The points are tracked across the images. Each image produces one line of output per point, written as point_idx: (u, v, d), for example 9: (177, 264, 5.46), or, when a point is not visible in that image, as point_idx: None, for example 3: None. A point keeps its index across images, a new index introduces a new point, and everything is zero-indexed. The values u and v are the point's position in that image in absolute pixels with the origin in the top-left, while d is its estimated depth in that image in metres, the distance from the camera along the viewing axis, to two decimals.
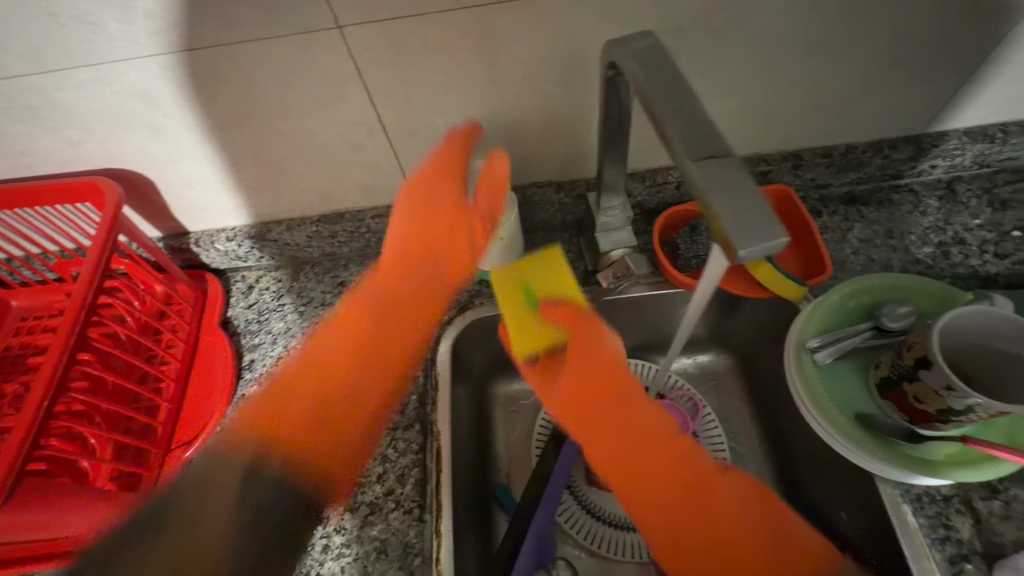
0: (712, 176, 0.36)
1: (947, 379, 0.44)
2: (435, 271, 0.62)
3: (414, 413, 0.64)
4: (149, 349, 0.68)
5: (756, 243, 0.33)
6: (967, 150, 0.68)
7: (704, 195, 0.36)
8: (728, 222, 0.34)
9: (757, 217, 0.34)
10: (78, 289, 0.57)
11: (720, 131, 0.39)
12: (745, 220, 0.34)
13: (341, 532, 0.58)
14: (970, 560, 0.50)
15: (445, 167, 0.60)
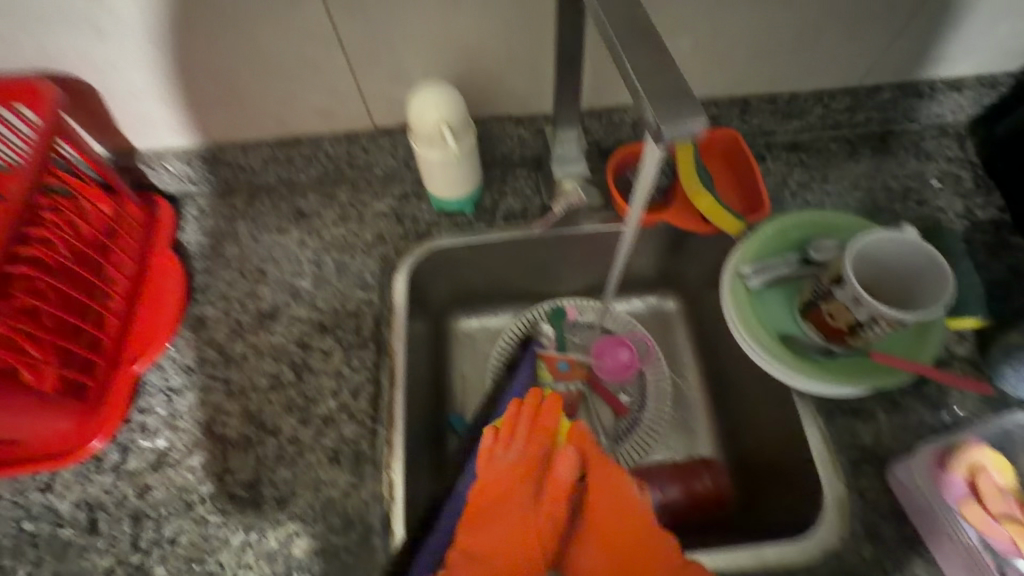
0: (649, 80, 0.40)
1: (855, 292, 0.49)
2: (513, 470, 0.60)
3: (369, 332, 0.65)
4: (97, 267, 0.67)
5: (676, 124, 0.38)
6: (899, 103, 0.73)
7: (634, 87, 0.40)
8: (652, 108, 0.39)
9: (681, 104, 0.39)
10: (13, 194, 0.56)
11: (656, 42, 0.42)
12: (667, 108, 0.38)
13: (293, 443, 0.59)
14: (867, 461, 0.56)
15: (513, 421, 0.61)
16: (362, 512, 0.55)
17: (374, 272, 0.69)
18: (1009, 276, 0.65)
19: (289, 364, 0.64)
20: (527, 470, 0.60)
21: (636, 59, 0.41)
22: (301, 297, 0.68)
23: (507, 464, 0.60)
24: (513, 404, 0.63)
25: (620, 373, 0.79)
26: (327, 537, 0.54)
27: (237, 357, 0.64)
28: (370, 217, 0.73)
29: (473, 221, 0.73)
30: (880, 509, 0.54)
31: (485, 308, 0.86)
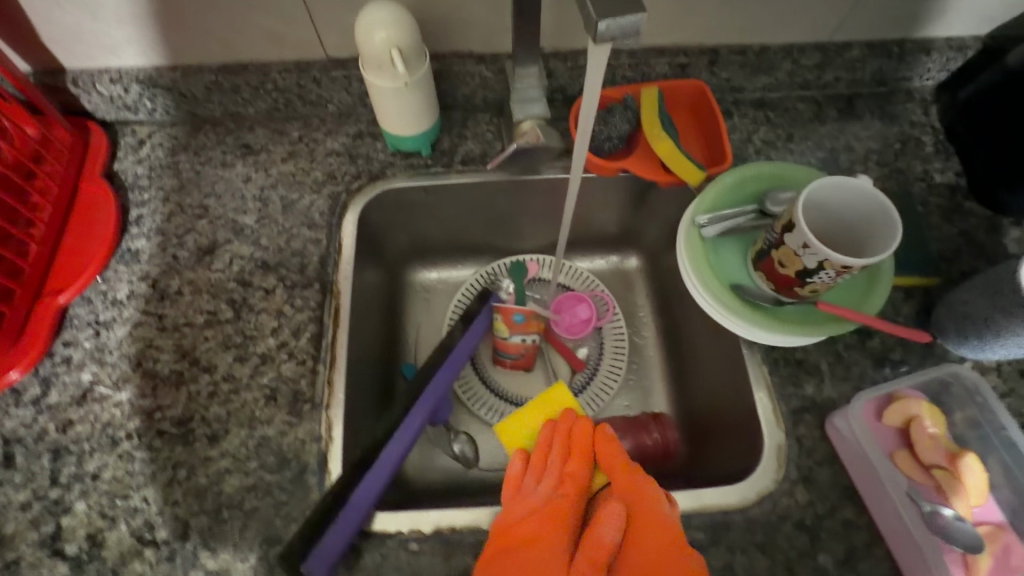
0: None
1: (805, 237, 0.48)
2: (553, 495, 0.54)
3: (314, 272, 0.62)
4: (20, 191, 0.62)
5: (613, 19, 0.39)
6: (868, 63, 0.71)
7: None
8: (592, 6, 0.39)
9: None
10: None
11: None
12: (605, 6, 0.39)
13: (229, 381, 0.56)
14: (807, 411, 0.57)
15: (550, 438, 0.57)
16: (298, 451, 0.53)
17: (322, 211, 0.66)
18: (959, 239, 0.66)
19: (227, 301, 0.60)
20: (556, 512, 0.52)
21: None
22: (244, 234, 0.64)
23: (542, 489, 0.54)
24: (547, 426, 0.58)
25: (578, 329, 0.78)
26: (260, 474, 0.52)
27: (172, 292, 0.61)
28: (321, 155, 0.69)
29: (430, 163, 0.70)
30: (817, 456, 0.55)
31: (444, 260, 0.83)
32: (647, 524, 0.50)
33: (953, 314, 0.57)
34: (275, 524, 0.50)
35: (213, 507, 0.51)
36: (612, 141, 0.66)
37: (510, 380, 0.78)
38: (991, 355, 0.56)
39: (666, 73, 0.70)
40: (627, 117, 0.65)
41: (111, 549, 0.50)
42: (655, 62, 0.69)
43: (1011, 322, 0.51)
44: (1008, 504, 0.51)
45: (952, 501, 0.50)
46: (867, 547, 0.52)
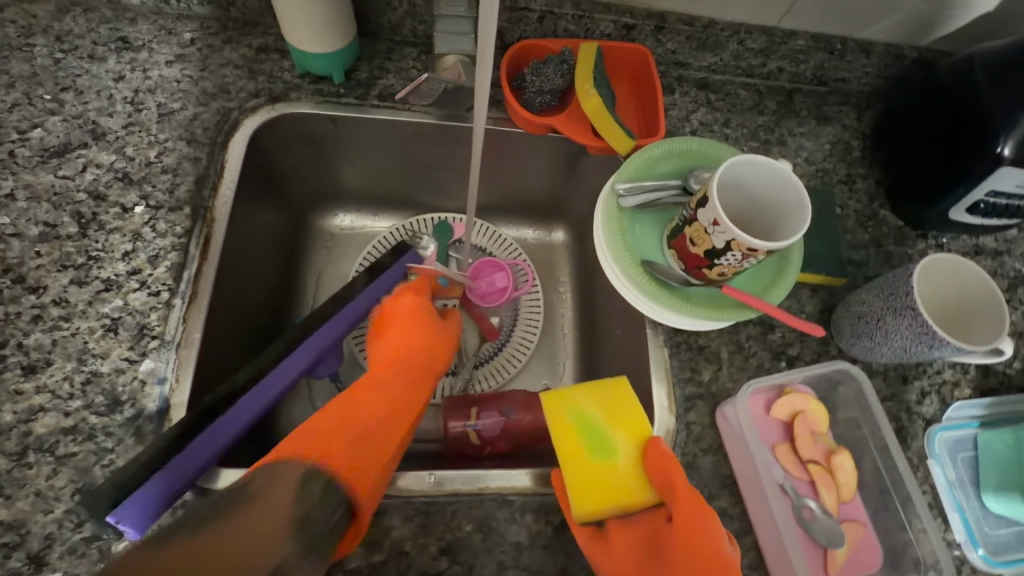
0: None
1: (715, 212, 0.46)
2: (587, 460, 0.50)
3: (186, 195, 0.54)
4: None
5: None
6: (811, 57, 0.70)
7: None
8: None
9: None
10: None
11: None
12: None
13: (60, 305, 0.48)
14: (701, 399, 0.56)
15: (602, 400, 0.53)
16: (135, 393, 0.46)
17: (207, 127, 0.57)
18: (870, 246, 0.66)
19: (72, 215, 0.51)
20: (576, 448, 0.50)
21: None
22: (106, 140, 0.55)
23: (569, 430, 0.51)
24: (593, 389, 0.53)
25: (493, 298, 0.74)
26: (84, 415, 0.45)
27: (1, 196, 0.51)
28: (215, 65, 0.60)
29: (342, 92, 0.62)
30: (702, 444, 0.54)
31: (358, 207, 0.76)
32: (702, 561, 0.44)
33: (852, 314, 0.57)
34: (92, 472, 0.43)
35: (17, 449, 0.43)
36: (544, 96, 0.61)
37: None
38: (880, 358, 0.57)
39: (611, 33, 0.66)
40: (563, 70, 0.60)
41: None
42: (600, 18, 0.64)
43: (901, 325, 0.51)
44: (871, 503, 0.52)
45: (821, 496, 0.51)
46: (737, 538, 0.51)
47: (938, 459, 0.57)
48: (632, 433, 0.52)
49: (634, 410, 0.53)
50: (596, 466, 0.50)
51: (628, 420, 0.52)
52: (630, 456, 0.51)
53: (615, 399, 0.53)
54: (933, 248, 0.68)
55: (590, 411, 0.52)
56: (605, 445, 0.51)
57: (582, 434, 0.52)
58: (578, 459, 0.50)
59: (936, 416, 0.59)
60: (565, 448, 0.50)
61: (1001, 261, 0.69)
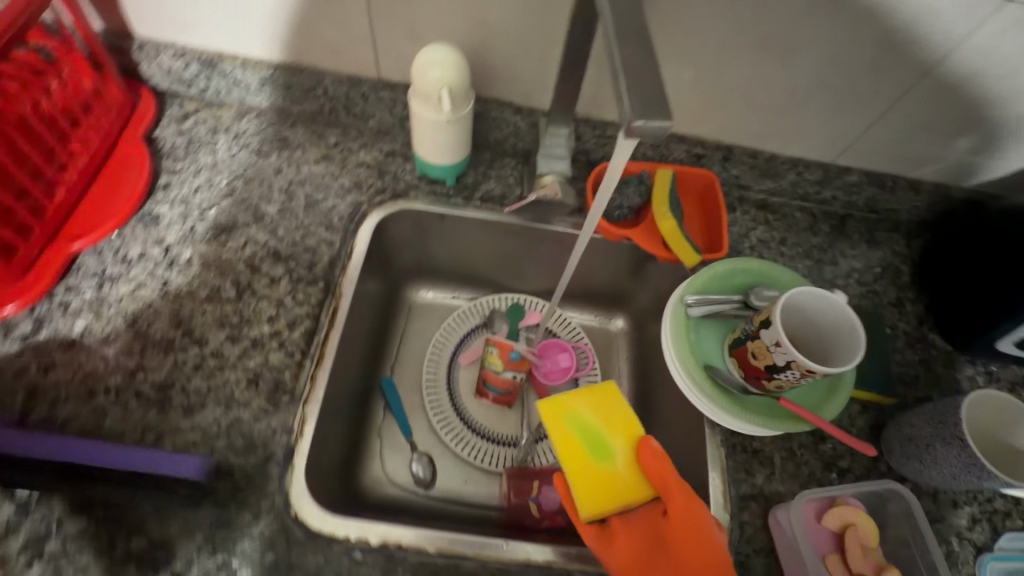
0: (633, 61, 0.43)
1: (778, 335, 0.53)
2: (587, 462, 0.58)
3: (321, 271, 0.65)
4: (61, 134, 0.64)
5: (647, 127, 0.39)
6: (863, 190, 0.78)
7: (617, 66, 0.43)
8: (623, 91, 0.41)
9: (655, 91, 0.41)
10: None
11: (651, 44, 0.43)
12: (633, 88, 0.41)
13: (217, 357, 0.58)
14: (755, 500, 0.60)
15: (599, 406, 0.61)
16: (267, 439, 0.55)
17: (342, 216, 0.69)
18: (919, 367, 0.71)
19: (233, 281, 0.62)
20: (577, 455, 0.58)
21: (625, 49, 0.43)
22: (262, 221, 0.67)
23: (570, 436, 0.59)
24: (588, 397, 0.61)
25: (556, 376, 0.79)
26: (226, 454, 0.53)
27: (181, 262, 0.63)
28: (352, 164, 0.73)
29: (451, 194, 0.74)
30: (756, 544, 0.58)
31: (443, 284, 0.86)
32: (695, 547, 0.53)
33: (901, 435, 0.61)
34: (228, 505, 0.51)
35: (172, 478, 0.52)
36: (623, 210, 0.71)
37: (486, 417, 0.80)
38: (930, 481, 0.60)
39: (683, 159, 0.76)
40: (639, 191, 0.70)
41: (63, 500, 0.50)
42: (674, 147, 0.75)
43: (950, 453, 0.55)
44: None
45: None
46: None
47: None
48: (628, 435, 0.59)
49: (625, 414, 0.61)
50: (598, 470, 0.58)
51: (624, 423, 0.60)
52: (628, 457, 0.59)
53: (609, 405, 0.61)
54: (983, 375, 0.71)
55: (588, 417, 0.60)
56: (604, 448, 0.59)
57: (585, 441, 0.59)
58: (582, 467, 0.57)
59: (986, 544, 0.60)
60: (568, 457, 0.58)
61: None
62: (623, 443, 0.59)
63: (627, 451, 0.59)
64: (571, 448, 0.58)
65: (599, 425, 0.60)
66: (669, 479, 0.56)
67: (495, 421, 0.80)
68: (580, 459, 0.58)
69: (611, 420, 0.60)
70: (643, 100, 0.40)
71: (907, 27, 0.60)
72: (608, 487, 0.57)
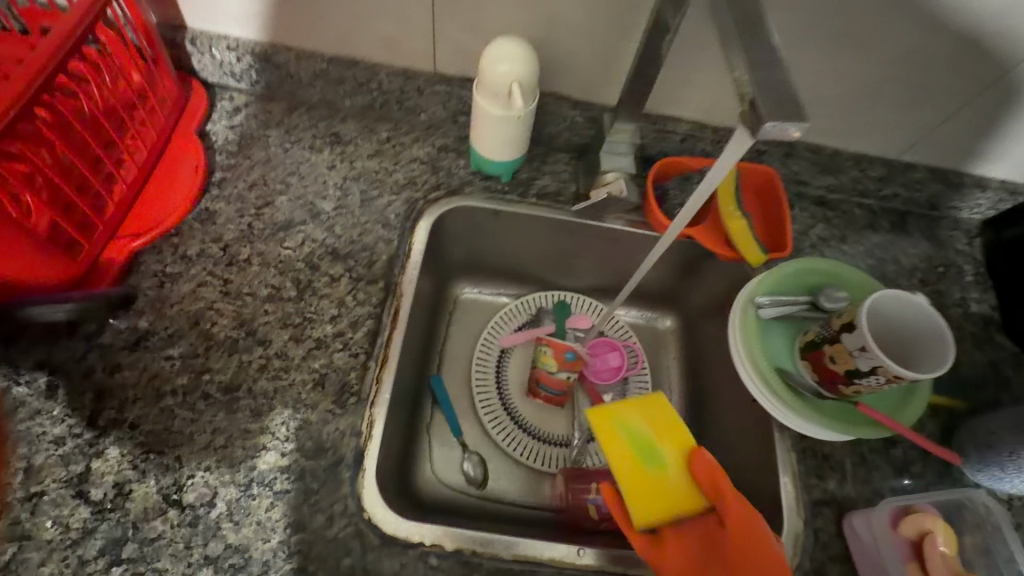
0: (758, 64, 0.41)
1: (864, 339, 0.51)
2: (638, 471, 0.57)
3: (381, 270, 0.64)
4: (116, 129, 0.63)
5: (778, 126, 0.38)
6: (926, 187, 0.76)
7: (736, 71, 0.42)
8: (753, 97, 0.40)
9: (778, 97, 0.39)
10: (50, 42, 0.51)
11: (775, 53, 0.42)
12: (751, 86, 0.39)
13: (281, 357, 0.57)
14: (827, 505, 0.59)
15: (648, 413, 0.59)
16: (337, 442, 0.54)
17: (398, 213, 0.68)
18: (987, 369, 0.69)
19: (293, 280, 0.61)
20: (628, 464, 0.57)
21: (751, 48, 0.43)
22: (319, 218, 0.66)
23: (620, 443, 0.57)
24: (638, 405, 0.59)
25: (607, 375, 0.78)
26: (297, 457, 0.53)
27: (241, 260, 0.62)
28: (405, 160, 0.72)
29: (507, 190, 0.72)
30: (830, 551, 0.57)
31: (490, 281, 0.85)
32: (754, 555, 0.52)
33: (978, 440, 0.59)
34: (301, 509, 0.51)
35: (244, 481, 0.51)
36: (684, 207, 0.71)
37: (536, 417, 0.79)
38: (1008, 488, 0.58)
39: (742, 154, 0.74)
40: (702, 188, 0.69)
41: (136, 502, 0.49)
42: None
43: None
44: None
45: None
46: None
47: None
48: (677, 442, 0.58)
49: (676, 421, 0.59)
50: (649, 479, 0.56)
51: (672, 430, 0.59)
52: (678, 464, 0.57)
53: (656, 411, 0.59)
54: None
55: (638, 425, 0.58)
56: (655, 457, 0.57)
57: (634, 447, 0.57)
58: (633, 476, 0.56)
59: None
60: (619, 466, 0.56)
61: None
62: (674, 450, 0.58)
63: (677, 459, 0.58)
64: (621, 457, 0.57)
65: (649, 433, 0.58)
66: (723, 489, 0.55)
67: (546, 420, 0.79)
68: (631, 468, 0.57)
69: (662, 427, 0.58)
70: (775, 106, 0.38)
71: (997, 26, 0.58)
72: (659, 496, 0.56)
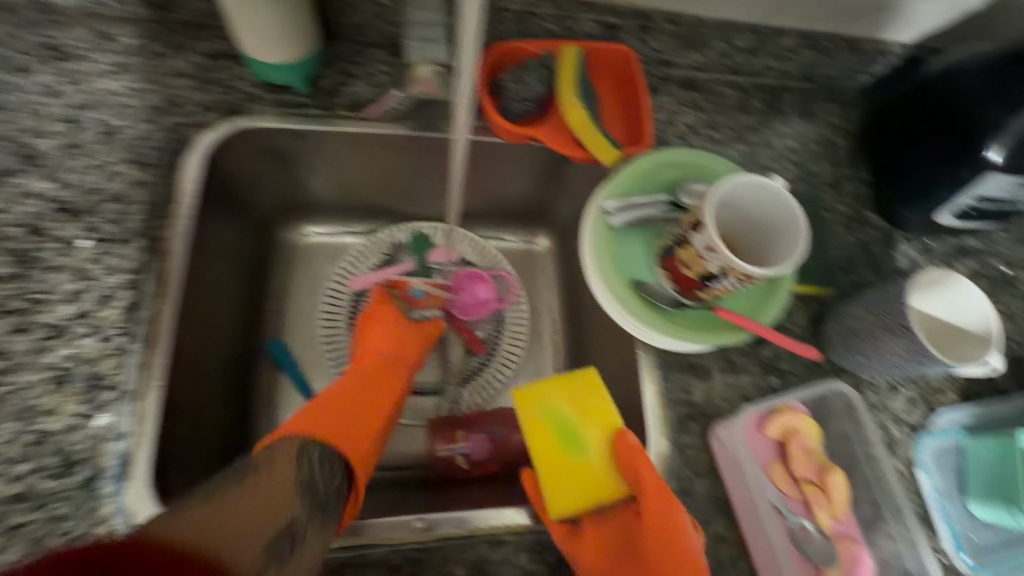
0: None
1: (710, 238, 0.44)
2: (562, 457, 0.51)
3: (138, 225, 0.49)
4: None
5: None
6: (798, 55, 0.68)
7: None
8: None
9: None
10: None
11: None
12: None
13: (2, 356, 0.43)
14: (695, 420, 0.55)
15: (576, 393, 0.54)
16: (92, 451, 0.43)
17: (157, 146, 0.52)
18: (857, 250, 0.66)
19: (8, 253, 0.46)
20: (549, 448, 0.51)
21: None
22: (40, 164, 0.49)
23: (544, 424, 0.53)
24: (564, 385, 0.54)
25: (471, 310, 0.69)
26: (35, 480, 0.41)
27: None
28: (162, 75, 0.55)
29: (306, 103, 0.57)
30: (697, 467, 0.53)
31: (327, 218, 0.70)
32: (670, 553, 0.45)
33: (842, 328, 0.56)
34: (46, 542, 0.40)
35: None
36: (526, 104, 0.59)
37: None
38: (870, 371, 0.56)
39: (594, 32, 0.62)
40: (542, 78, 0.59)
41: None
42: (581, 17, 0.60)
43: (893, 343, 0.51)
44: (864, 516, 0.52)
45: (816, 516, 0.50)
46: (733, 561, 0.51)
47: (926, 467, 0.57)
48: (604, 427, 0.53)
49: (601, 402, 0.54)
50: (569, 463, 0.51)
51: (598, 413, 0.53)
52: (602, 450, 0.52)
53: (583, 393, 0.54)
54: (919, 251, 0.68)
55: (559, 406, 0.54)
56: (576, 439, 0.52)
57: (555, 432, 0.52)
58: (551, 459, 0.51)
59: (922, 424, 0.59)
60: (539, 449, 0.51)
61: (982, 261, 0.69)
62: (598, 433, 0.53)
63: (603, 443, 0.52)
64: (542, 439, 0.52)
65: (574, 416, 0.53)
66: (644, 473, 0.49)
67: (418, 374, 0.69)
68: (552, 453, 0.51)
69: (589, 409, 0.54)
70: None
71: None
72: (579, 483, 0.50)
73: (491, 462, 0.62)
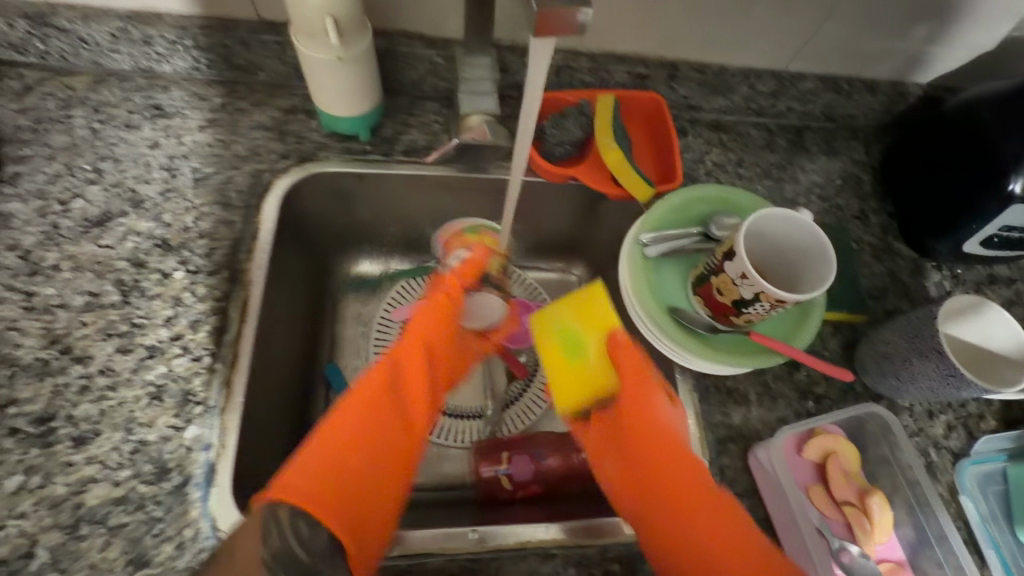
0: None
1: (743, 266, 0.48)
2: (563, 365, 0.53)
3: (223, 258, 0.55)
4: None
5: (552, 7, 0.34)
6: (820, 97, 0.72)
7: None
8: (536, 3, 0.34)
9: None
10: None
11: None
12: None
13: (108, 373, 0.49)
14: (733, 441, 0.57)
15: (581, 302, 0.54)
16: (182, 460, 0.47)
17: (240, 190, 0.59)
18: (886, 278, 0.68)
19: (115, 283, 0.53)
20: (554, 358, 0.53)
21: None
22: (143, 206, 0.56)
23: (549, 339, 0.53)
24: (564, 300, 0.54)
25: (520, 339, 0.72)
26: (133, 485, 0.46)
27: (46, 267, 0.52)
28: (245, 128, 0.62)
29: (368, 150, 0.64)
30: (738, 487, 0.55)
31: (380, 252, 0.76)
32: (654, 435, 0.51)
33: (876, 353, 0.58)
34: (144, 542, 0.44)
35: (68, 522, 0.44)
36: (564, 147, 0.63)
37: None
38: (906, 396, 0.58)
39: (625, 81, 0.68)
40: (581, 123, 0.62)
41: None
42: (614, 69, 0.66)
43: (928, 366, 0.53)
44: (908, 540, 0.53)
45: (860, 539, 0.51)
46: None
47: (969, 493, 0.58)
48: (602, 332, 0.53)
49: (604, 313, 0.53)
50: (570, 368, 0.53)
51: (601, 325, 0.53)
52: (601, 353, 0.53)
53: (588, 304, 0.54)
54: (950, 279, 0.69)
55: (565, 317, 0.53)
56: (577, 345, 0.53)
57: (562, 345, 0.53)
58: (556, 366, 0.53)
59: (964, 449, 0.59)
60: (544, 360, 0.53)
61: (1015, 289, 0.70)
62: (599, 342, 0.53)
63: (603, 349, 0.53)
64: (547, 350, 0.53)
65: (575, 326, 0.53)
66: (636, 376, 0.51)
67: (482, 313, 0.68)
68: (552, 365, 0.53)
69: (589, 319, 0.53)
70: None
71: None
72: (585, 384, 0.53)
73: (534, 482, 0.64)
